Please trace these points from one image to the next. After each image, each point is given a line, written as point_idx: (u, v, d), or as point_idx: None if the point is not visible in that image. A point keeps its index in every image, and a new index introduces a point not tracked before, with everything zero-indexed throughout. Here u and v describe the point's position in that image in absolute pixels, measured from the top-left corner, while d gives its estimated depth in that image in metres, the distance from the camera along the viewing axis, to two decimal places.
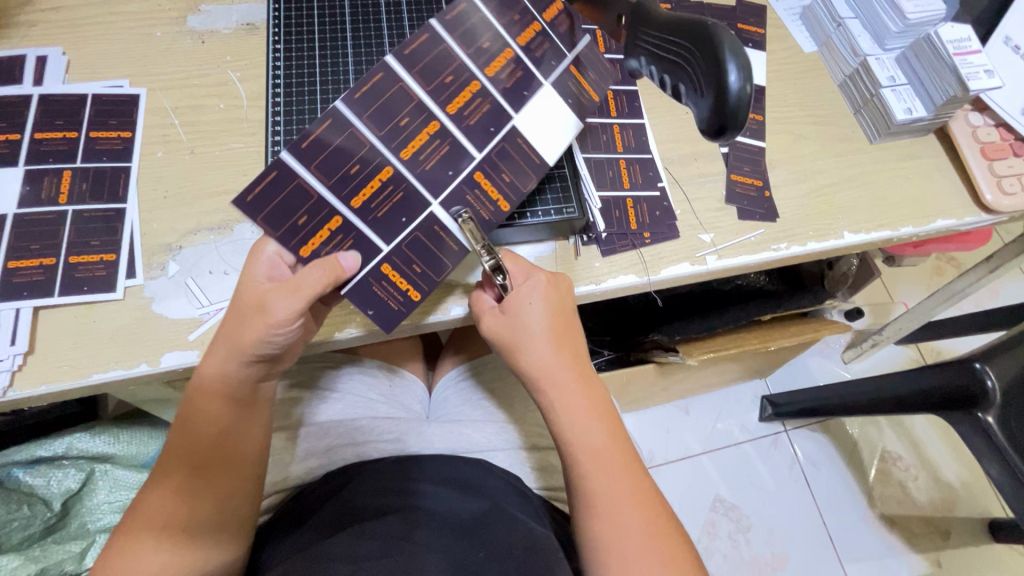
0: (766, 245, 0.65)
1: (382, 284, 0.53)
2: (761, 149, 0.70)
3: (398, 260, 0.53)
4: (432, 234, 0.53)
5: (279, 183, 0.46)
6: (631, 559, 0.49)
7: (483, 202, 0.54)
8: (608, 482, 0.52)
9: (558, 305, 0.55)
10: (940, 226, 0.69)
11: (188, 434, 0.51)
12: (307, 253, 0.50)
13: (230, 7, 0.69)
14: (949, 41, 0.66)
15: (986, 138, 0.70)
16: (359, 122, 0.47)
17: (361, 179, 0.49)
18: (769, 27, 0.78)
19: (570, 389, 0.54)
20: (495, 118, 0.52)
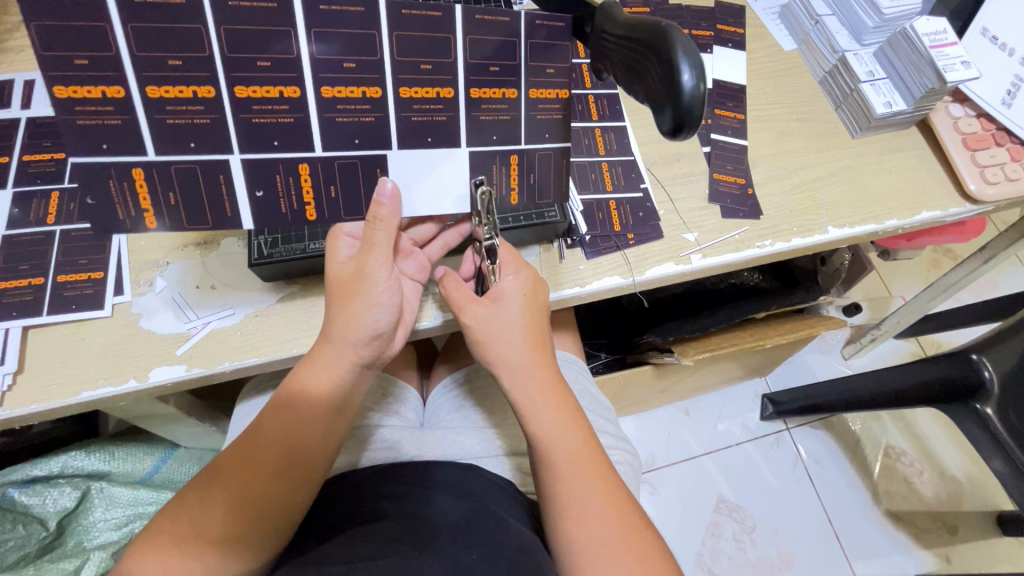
0: (750, 242, 0.65)
1: (122, 185, 0.47)
2: (744, 147, 0.70)
3: (157, 177, 0.47)
4: (212, 181, 0.48)
5: (177, 27, 0.43)
6: (608, 561, 0.49)
7: (289, 193, 0.50)
8: (582, 485, 0.52)
9: (534, 308, 0.55)
10: (925, 219, 0.69)
11: (284, 430, 0.52)
12: (153, 96, 0.44)
13: None
14: (925, 33, 0.66)
15: (968, 129, 0.70)
16: (216, 28, 0.43)
17: (179, 75, 0.44)
18: (748, 26, 0.79)
19: (547, 391, 0.54)
20: (365, 134, 0.49)
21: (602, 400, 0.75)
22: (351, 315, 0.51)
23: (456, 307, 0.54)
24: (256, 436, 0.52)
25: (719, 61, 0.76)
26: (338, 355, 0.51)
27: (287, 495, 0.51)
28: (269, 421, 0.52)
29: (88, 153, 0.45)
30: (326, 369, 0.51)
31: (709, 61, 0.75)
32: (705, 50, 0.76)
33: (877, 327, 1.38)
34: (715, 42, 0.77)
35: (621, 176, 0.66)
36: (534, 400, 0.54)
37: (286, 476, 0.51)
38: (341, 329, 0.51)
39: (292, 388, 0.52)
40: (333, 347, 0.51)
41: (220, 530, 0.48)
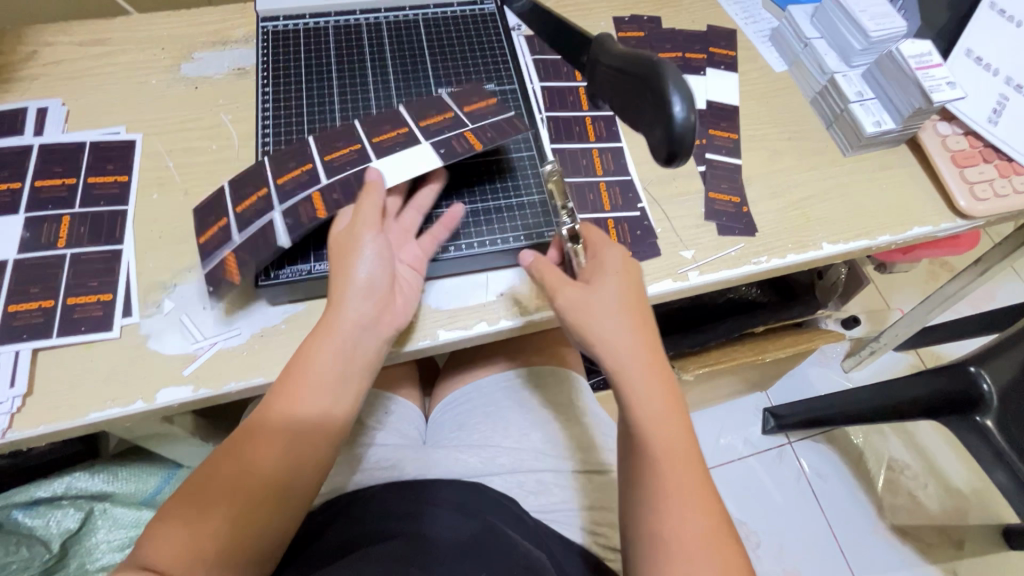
0: (746, 258, 0.66)
1: (219, 267, 0.55)
2: (738, 166, 0.72)
3: (237, 250, 0.55)
4: (263, 232, 0.55)
5: (252, 170, 0.60)
6: (691, 562, 0.46)
7: (308, 211, 0.56)
8: (676, 477, 0.49)
9: (634, 292, 0.54)
10: (918, 234, 0.70)
11: (268, 464, 0.48)
12: (241, 210, 0.57)
13: (222, 54, 0.74)
14: (910, 56, 0.68)
15: (956, 146, 0.72)
16: (264, 161, 0.60)
17: (246, 193, 0.58)
18: (739, 49, 0.82)
19: (651, 376, 0.52)
20: (357, 159, 0.58)
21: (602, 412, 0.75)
22: (334, 334, 0.50)
23: (550, 290, 0.54)
24: (232, 465, 0.47)
25: (712, 83, 0.78)
26: (329, 381, 0.50)
27: (291, 498, 0.49)
28: (244, 450, 0.48)
29: (209, 260, 0.56)
30: (312, 396, 0.49)
31: (702, 83, 0.78)
32: (698, 72, 0.79)
33: (877, 339, 1.38)
34: (707, 65, 0.80)
35: (618, 195, 0.67)
36: (637, 379, 0.51)
37: (273, 509, 0.47)
38: (324, 348, 0.50)
39: (273, 417, 0.48)
40: (314, 371, 0.50)
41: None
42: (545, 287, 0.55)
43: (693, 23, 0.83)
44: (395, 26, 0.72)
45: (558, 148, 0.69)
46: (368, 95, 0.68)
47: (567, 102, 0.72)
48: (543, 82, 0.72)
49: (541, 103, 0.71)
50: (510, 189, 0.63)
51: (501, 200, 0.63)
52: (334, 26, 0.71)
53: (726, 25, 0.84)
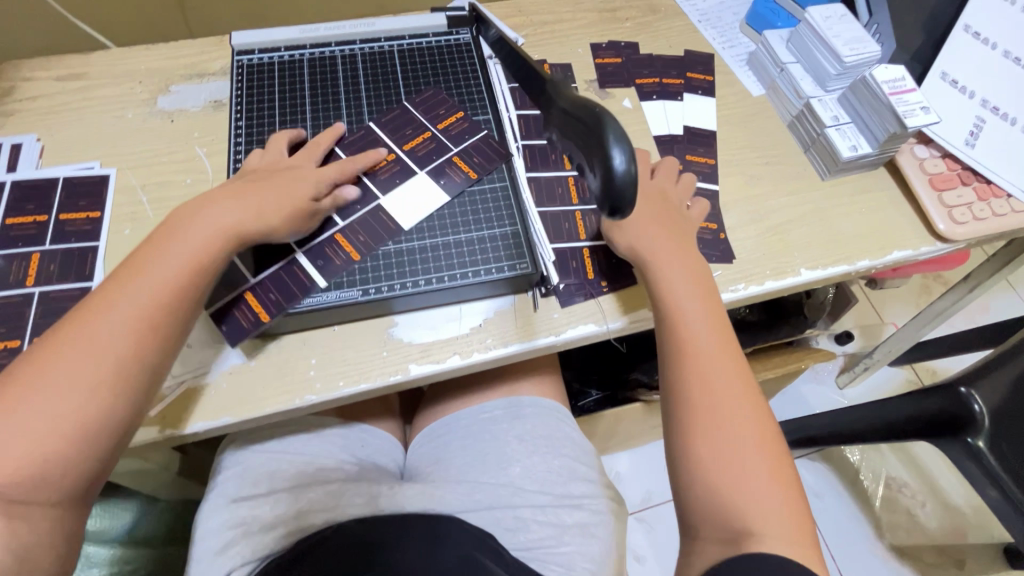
0: (723, 286, 0.65)
1: (240, 309, 0.57)
2: (715, 192, 0.72)
3: (259, 289, 0.58)
4: (291, 272, 0.58)
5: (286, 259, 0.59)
6: (731, 468, 0.50)
7: (337, 253, 0.60)
8: (723, 395, 0.53)
9: (679, 234, 0.62)
10: (897, 259, 0.69)
11: (119, 315, 0.47)
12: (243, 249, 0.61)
13: (200, 87, 0.74)
14: (883, 81, 0.68)
15: (934, 170, 0.72)
16: None
17: (283, 277, 0.58)
18: (717, 73, 0.82)
19: (709, 313, 0.57)
20: (403, 172, 0.65)
21: (585, 444, 0.73)
22: (156, 268, 0.49)
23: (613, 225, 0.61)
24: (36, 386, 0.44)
25: (689, 108, 0.78)
26: (149, 318, 0.48)
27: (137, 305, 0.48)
28: (48, 363, 0.44)
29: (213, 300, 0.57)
30: (125, 306, 0.47)
31: (679, 108, 0.78)
32: (676, 97, 0.79)
33: (870, 355, 1.38)
34: (685, 90, 0.80)
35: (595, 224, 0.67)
36: (685, 306, 0.57)
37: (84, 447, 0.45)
38: (147, 278, 0.48)
39: (86, 340, 0.45)
40: (144, 276, 0.48)
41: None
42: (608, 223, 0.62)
43: (670, 49, 0.84)
44: (370, 58, 0.73)
45: (534, 176, 0.69)
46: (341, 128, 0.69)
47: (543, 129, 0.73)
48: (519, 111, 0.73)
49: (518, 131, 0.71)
50: (482, 222, 0.63)
51: (473, 232, 0.63)
52: (309, 58, 0.72)
53: (703, 50, 0.84)
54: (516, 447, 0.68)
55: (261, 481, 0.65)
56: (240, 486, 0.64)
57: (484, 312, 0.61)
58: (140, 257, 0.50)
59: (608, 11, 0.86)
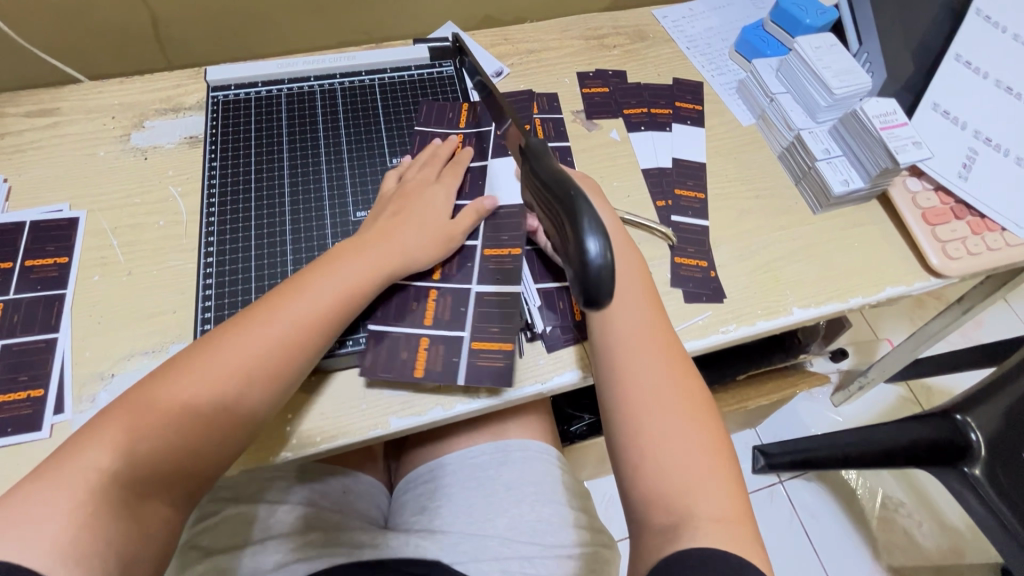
0: (714, 327, 0.64)
1: (410, 352, 0.57)
2: (705, 228, 0.70)
3: (411, 340, 0.58)
4: (454, 317, 0.59)
5: (394, 342, 0.57)
6: (673, 446, 0.49)
7: (442, 305, 0.59)
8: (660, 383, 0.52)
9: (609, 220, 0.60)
10: (891, 295, 0.68)
11: (235, 341, 0.50)
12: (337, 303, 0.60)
13: (175, 122, 0.72)
14: (874, 115, 0.66)
15: (927, 204, 0.70)
16: None
17: (411, 360, 0.57)
18: (706, 102, 0.81)
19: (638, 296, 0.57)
20: (482, 173, 0.67)
21: (576, 488, 0.71)
22: (308, 300, 0.53)
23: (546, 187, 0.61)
24: (160, 397, 0.47)
25: (678, 140, 0.77)
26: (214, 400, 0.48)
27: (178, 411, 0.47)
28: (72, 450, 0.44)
29: (398, 345, 0.57)
30: (282, 337, 0.51)
31: (668, 140, 0.77)
32: (664, 128, 0.78)
33: (865, 374, 1.36)
34: (674, 120, 0.79)
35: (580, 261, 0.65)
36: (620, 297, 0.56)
37: (192, 458, 0.47)
38: (293, 311, 0.52)
39: (204, 363, 0.49)
40: (294, 308, 0.52)
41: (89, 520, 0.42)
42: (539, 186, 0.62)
43: (659, 77, 0.82)
44: (350, 93, 0.72)
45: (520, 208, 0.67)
46: (318, 167, 0.67)
47: None
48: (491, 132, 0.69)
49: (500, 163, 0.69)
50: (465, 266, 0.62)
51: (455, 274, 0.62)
52: (287, 94, 0.71)
53: (692, 78, 0.83)
54: (504, 495, 0.66)
55: (236, 534, 0.62)
56: (215, 539, 0.62)
57: None
58: (282, 292, 0.54)
59: (595, 39, 0.85)
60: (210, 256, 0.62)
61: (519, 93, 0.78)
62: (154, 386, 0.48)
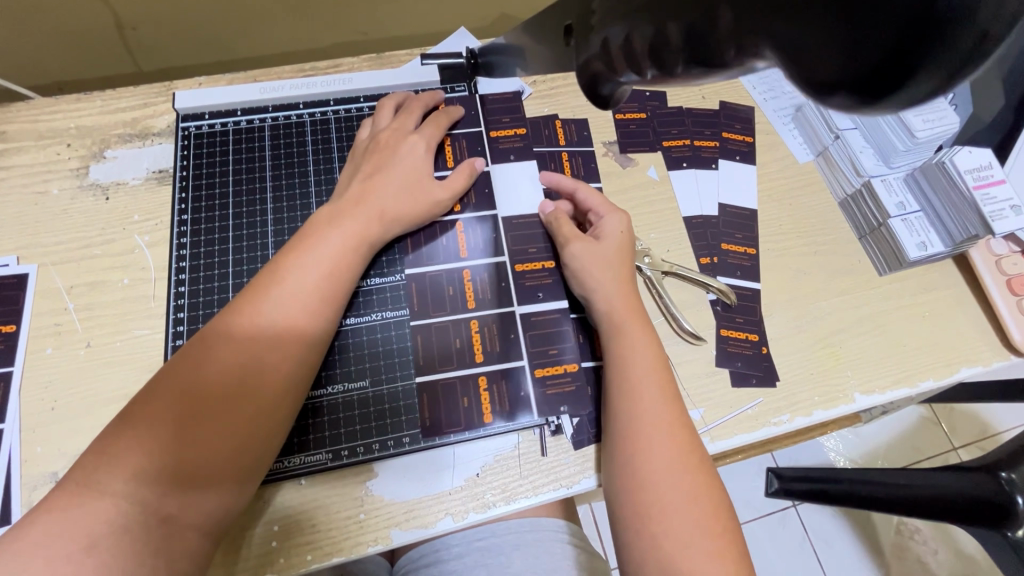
0: (766, 417, 0.55)
1: (468, 398, 0.52)
2: (756, 291, 0.61)
3: (461, 386, 0.52)
4: (499, 359, 0.53)
5: (449, 388, 0.52)
6: (683, 550, 0.42)
7: (488, 339, 0.54)
8: (664, 458, 0.46)
9: (618, 259, 0.54)
10: (965, 376, 0.59)
11: (221, 334, 0.43)
12: (359, 344, 0.52)
13: (140, 152, 0.62)
14: (966, 170, 0.57)
15: (1013, 269, 0.61)
16: (413, 287, 0.55)
17: (473, 406, 0.52)
18: (758, 133, 0.70)
19: (641, 343, 0.51)
20: (484, 181, 0.60)
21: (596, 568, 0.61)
22: (294, 285, 0.45)
23: (563, 242, 0.56)
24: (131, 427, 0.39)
25: (725, 180, 0.67)
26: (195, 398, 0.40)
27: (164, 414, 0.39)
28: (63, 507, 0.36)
29: (441, 395, 0.52)
30: (270, 325, 0.44)
31: (714, 179, 0.66)
32: (709, 165, 0.67)
33: None
34: (720, 155, 0.68)
35: (584, 324, 0.57)
36: (624, 346, 0.51)
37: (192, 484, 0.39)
38: (279, 298, 0.44)
39: (193, 367, 0.41)
40: (279, 292, 0.45)
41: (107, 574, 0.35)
42: (557, 239, 0.56)
43: (704, 100, 0.71)
44: (346, 124, 0.61)
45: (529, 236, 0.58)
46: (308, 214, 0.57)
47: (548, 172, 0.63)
48: (482, 130, 0.62)
49: (501, 179, 0.61)
50: (482, 335, 0.54)
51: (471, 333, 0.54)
52: (272, 124, 0.60)
53: (743, 102, 0.71)
54: None
55: None
56: None
57: (480, 457, 0.51)
58: (260, 279, 0.46)
59: None
60: (181, 325, 0.53)
61: (545, 119, 0.66)
62: (139, 402, 0.40)
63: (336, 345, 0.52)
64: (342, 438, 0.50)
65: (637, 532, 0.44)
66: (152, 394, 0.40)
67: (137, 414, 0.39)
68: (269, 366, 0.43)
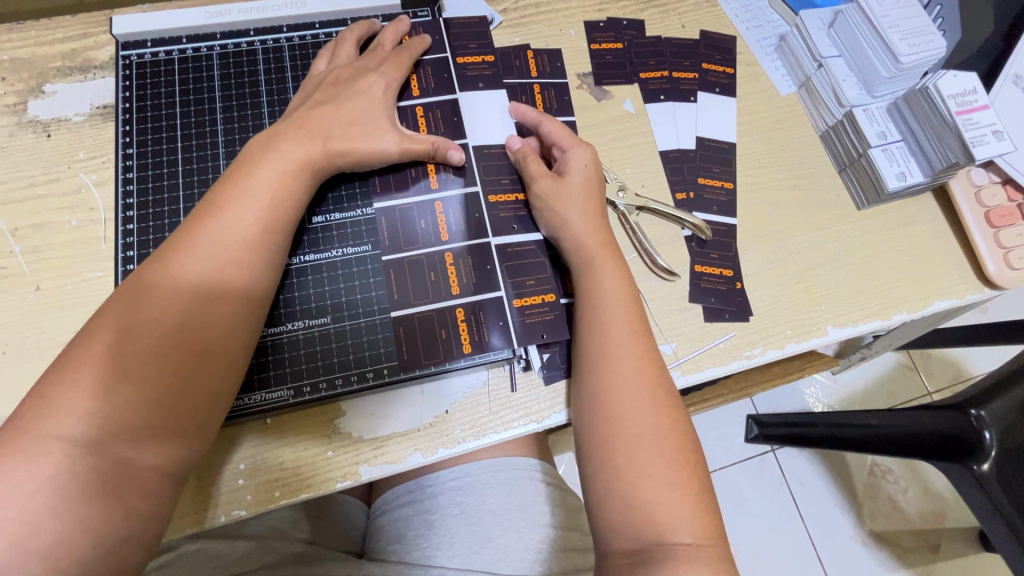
0: (737, 351, 0.55)
1: (444, 330, 0.51)
2: (732, 227, 0.60)
3: (433, 321, 0.51)
4: (471, 293, 0.52)
5: (423, 322, 0.51)
6: (642, 476, 0.43)
7: (461, 272, 0.52)
8: (628, 388, 0.46)
9: (586, 194, 0.53)
10: (939, 309, 0.59)
11: (160, 274, 0.41)
12: (322, 282, 0.50)
13: (81, 86, 0.58)
14: (949, 95, 0.55)
15: (992, 201, 0.60)
16: (381, 222, 0.53)
17: (451, 338, 0.50)
18: (739, 64, 0.67)
19: (608, 275, 0.50)
20: (452, 111, 0.57)
21: (570, 504, 0.62)
22: (232, 219, 0.43)
23: (529, 180, 0.54)
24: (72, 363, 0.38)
25: (704, 113, 0.64)
26: (134, 333, 0.39)
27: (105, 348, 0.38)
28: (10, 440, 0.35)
29: (412, 331, 0.50)
30: (213, 260, 0.42)
31: (692, 113, 0.64)
32: (688, 98, 0.64)
33: None
34: (700, 87, 0.65)
35: (555, 262, 0.55)
36: (592, 279, 0.50)
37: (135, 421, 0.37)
38: (214, 232, 0.42)
39: (135, 302, 0.40)
40: (217, 227, 0.43)
41: (56, 511, 0.34)
42: (523, 177, 0.54)
43: (683, 30, 0.67)
44: (301, 53, 0.57)
45: (497, 168, 0.56)
46: None
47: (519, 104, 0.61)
48: (449, 57, 0.59)
49: (469, 108, 0.58)
50: (451, 268, 0.52)
51: (438, 267, 0.52)
52: (220, 53, 0.56)
53: (724, 31, 0.68)
54: (489, 522, 0.56)
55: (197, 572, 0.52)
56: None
57: (449, 392, 0.51)
58: (201, 214, 0.43)
59: None
60: (132, 265, 0.51)
61: (516, 50, 0.62)
62: (77, 346, 0.38)
63: (298, 283, 0.50)
64: (305, 375, 0.48)
65: (601, 467, 0.44)
66: (93, 329, 0.39)
67: (77, 359, 0.38)
68: (214, 300, 0.42)
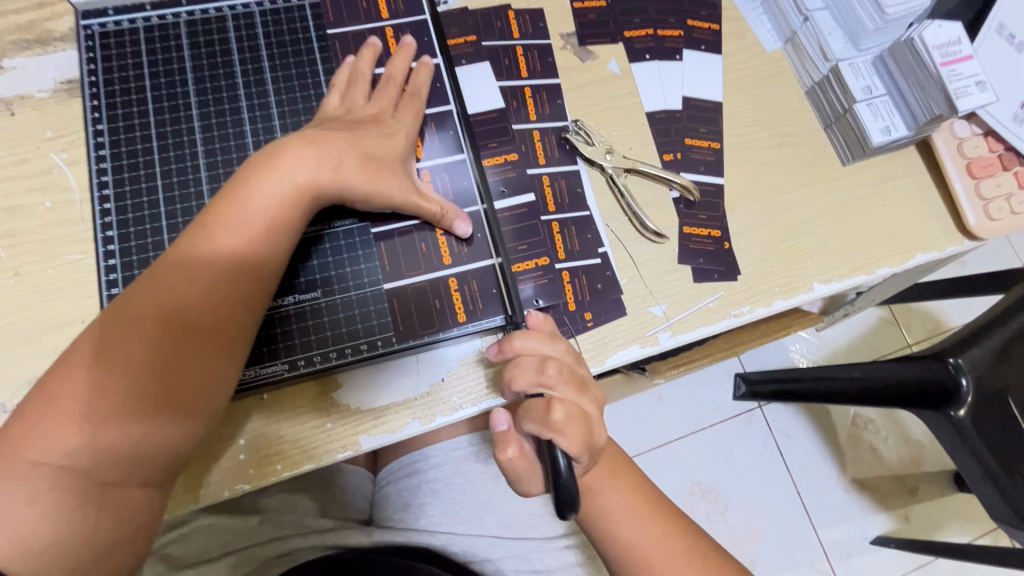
0: (726, 311, 0.56)
1: (439, 300, 0.51)
2: (720, 187, 0.60)
3: (427, 292, 0.51)
4: (462, 262, 0.52)
5: (415, 293, 0.50)
6: None
7: (453, 240, 0.52)
8: None
9: None
10: (920, 262, 0.60)
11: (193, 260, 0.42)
12: (312, 258, 0.50)
13: (41, 60, 0.55)
14: (934, 45, 0.55)
15: (974, 152, 0.60)
16: None
17: (445, 307, 0.51)
18: (724, 19, 0.65)
19: None
20: (437, 78, 0.56)
21: None
22: (263, 211, 0.43)
23: None
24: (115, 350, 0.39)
25: (690, 72, 0.63)
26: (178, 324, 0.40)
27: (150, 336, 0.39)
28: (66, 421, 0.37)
29: (406, 304, 0.50)
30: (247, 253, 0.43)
31: (678, 72, 0.63)
32: (673, 56, 0.63)
33: None
34: (685, 45, 0.64)
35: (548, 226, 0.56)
36: None
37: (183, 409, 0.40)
38: (241, 223, 0.43)
39: (173, 290, 0.41)
40: (248, 218, 0.43)
41: None
42: None
43: None
44: (273, 19, 0.55)
45: (483, 135, 0.56)
46: (239, 119, 0.52)
47: (502, 67, 0.59)
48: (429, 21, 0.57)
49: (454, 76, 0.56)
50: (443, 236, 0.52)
51: (429, 235, 0.52)
52: (188, 21, 0.53)
53: None
54: None
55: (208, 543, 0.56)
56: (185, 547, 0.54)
57: (446, 360, 0.51)
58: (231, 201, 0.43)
59: None
60: (112, 245, 0.49)
61: (496, 10, 0.60)
62: (98, 340, 0.39)
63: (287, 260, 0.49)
64: (298, 351, 0.48)
65: None
66: (133, 311, 0.40)
67: (99, 353, 0.38)
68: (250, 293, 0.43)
